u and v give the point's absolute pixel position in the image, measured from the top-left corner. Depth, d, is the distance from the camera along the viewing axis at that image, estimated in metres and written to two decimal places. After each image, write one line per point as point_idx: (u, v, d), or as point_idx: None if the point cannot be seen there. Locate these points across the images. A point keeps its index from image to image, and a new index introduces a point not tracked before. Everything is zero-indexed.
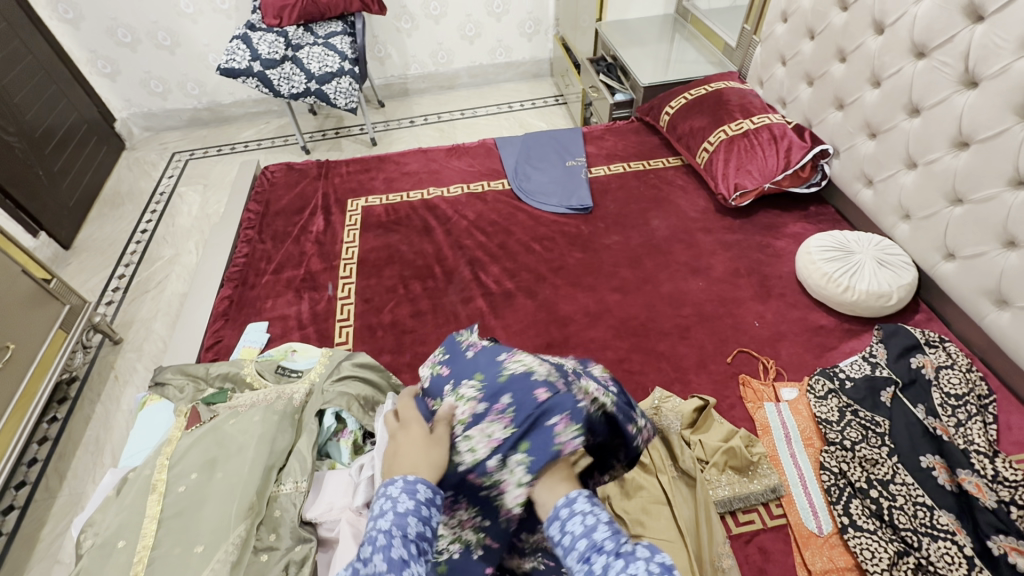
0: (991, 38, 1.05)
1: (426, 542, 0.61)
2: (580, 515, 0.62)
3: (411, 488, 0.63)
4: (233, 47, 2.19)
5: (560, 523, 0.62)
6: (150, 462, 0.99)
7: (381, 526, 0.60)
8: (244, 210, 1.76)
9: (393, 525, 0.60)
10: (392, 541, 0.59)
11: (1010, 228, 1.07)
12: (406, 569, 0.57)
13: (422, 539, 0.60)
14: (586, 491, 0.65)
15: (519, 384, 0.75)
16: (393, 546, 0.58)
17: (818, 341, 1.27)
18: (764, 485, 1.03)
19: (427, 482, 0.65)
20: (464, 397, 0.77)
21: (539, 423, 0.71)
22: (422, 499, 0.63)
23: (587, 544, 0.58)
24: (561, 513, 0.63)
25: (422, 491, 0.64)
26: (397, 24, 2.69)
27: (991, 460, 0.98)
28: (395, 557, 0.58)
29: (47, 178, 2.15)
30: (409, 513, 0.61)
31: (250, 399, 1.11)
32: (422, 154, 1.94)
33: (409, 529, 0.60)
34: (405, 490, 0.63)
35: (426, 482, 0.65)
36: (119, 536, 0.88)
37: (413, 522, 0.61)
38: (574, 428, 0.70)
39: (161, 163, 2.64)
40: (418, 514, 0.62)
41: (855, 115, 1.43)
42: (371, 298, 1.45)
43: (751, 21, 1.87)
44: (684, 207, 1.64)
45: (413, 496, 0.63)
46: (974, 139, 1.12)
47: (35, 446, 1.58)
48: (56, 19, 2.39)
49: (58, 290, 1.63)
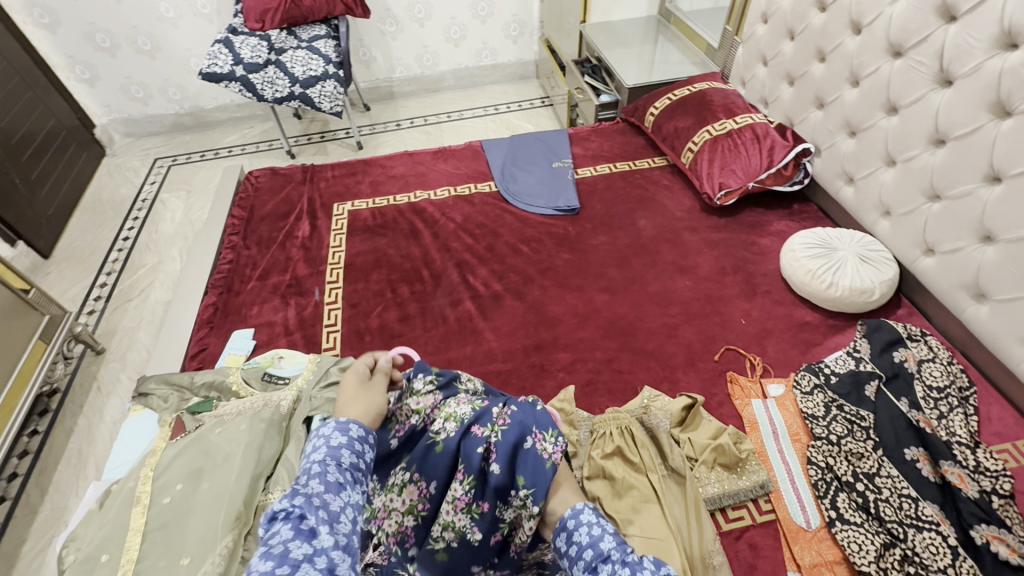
0: (964, 38, 1.07)
1: (358, 472, 0.66)
2: (587, 526, 0.69)
3: (344, 427, 0.70)
4: (215, 51, 2.17)
5: (569, 535, 0.69)
6: (134, 473, 0.98)
7: (315, 457, 0.64)
8: (229, 216, 1.74)
9: (327, 456, 0.65)
10: (327, 468, 0.63)
11: (986, 223, 1.09)
12: (343, 490, 0.61)
13: (355, 468, 0.66)
14: (591, 505, 0.73)
15: (471, 436, 0.82)
16: (328, 472, 0.62)
17: (803, 337, 1.29)
18: (752, 481, 1.04)
19: (359, 423, 0.73)
20: (396, 487, 0.85)
21: (520, 449, 0.79)
22: (355, 436, 0.70)
23: (594, 554, 0.65)
24: (569, 524, 0.70)
25: (355, 429, 0.71)
26: (381, 27, 2.68)
27: (973, 451, 1.00)
28: (332, 480, 0.61)
29: (24, 186, 2.11)
30: (342, 446, 0.67)
31: (236, 408, 1.10)
32: (408, 157, 1.93)
33: (343, 458, 0.65)
34: (338, 430, 0.69)
35: (358, 424, 0.73)
36: (102, 550, 0.86)
37: (347, 453, 0.67)
38: (550, 435, 0.80)
39: (142, 170, 2.60)
40: (350, 448, 0.68)
41: (835, 114, 1.46)
42: (359, 303, 1.44)
43: (733, 22, 1.89)
44: (671, 207, 1.65)
45: (346, 434, 0.69)
46: (950, 136, 1.14)
47: (15, 461, 1.54)
48: (32, 24, 2.35)
49: (37, 300, 1.60)
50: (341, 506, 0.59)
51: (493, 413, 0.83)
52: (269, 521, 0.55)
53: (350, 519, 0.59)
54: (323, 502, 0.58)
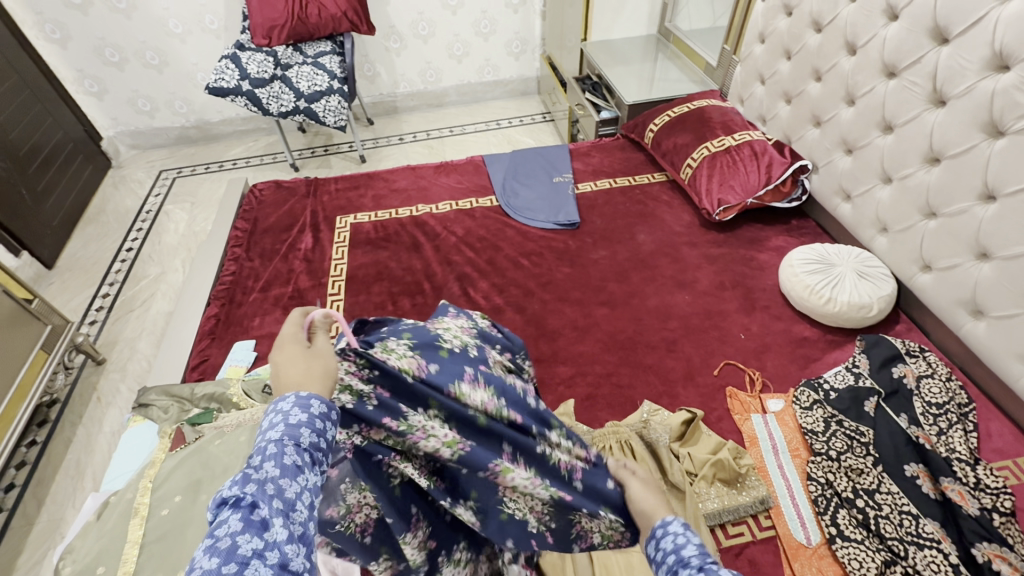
0: (956, 60, 1.10)
1: (322, 454, 0.53)
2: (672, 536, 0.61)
3: (304, 402, 0.54)
4: (222, 67, 2.22)
5: (654, 542, 0.63)
6: (133, 485, 0.99)
7: (271, 437, 0.51)
8: (232, 227, 1.75)
9: (284, 435, 0.51)
10: (283, 448, 0.50)
11: (982, 240, 1.10)
12: (301, 476, 0.50)
13: (317, 449, 0.53)
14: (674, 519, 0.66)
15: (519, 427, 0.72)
16: (285, 453, 0.50)
17: (802, 352, 1.29)
18: (752, 497, 1.04)
19: (322, 397, 0.56)
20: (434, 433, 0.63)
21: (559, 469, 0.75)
22: (319, 412, 0.54)
23: (675, 558, 0.58)
24: (656, 533, 0.64)
25: (317, 405, 0.54)
26: (386, 44, 2.73)
27: (973, 467, 1.00)
28: (289, 463, 0.49)
29: (30, 197, 2.14)
30: (303, 424, 0.52)
31: (236, 419, 1.10)
32: (411, 171, 1.96)
33: (303, 438, 0.52)
34: (298, 405, 0.54)
35: (320, 398, 0.56)
36: (99, 562, 0.87)
37: (308, 432, 0.53)
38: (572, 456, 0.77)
39: (147, 181, 2.63)
40: (311, 426, 0.53)
41: (831, 132, 1.48)
42: (360, 315, 1.45)
43: (730, 41, 1.93)
44: (670, 222, 1.66)
45: (307, 410, 0.54)
46: (945, 154, 1.16)
47: (13, 471, 1.54)
48: (44, 39, 2.40)
49: (40, 310, 1.61)
50: (298, 492, 0.49)
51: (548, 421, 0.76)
52: (217, 507, 0.46)
53: (308, 505, 0.50)
54: (278, 489, 0.48)
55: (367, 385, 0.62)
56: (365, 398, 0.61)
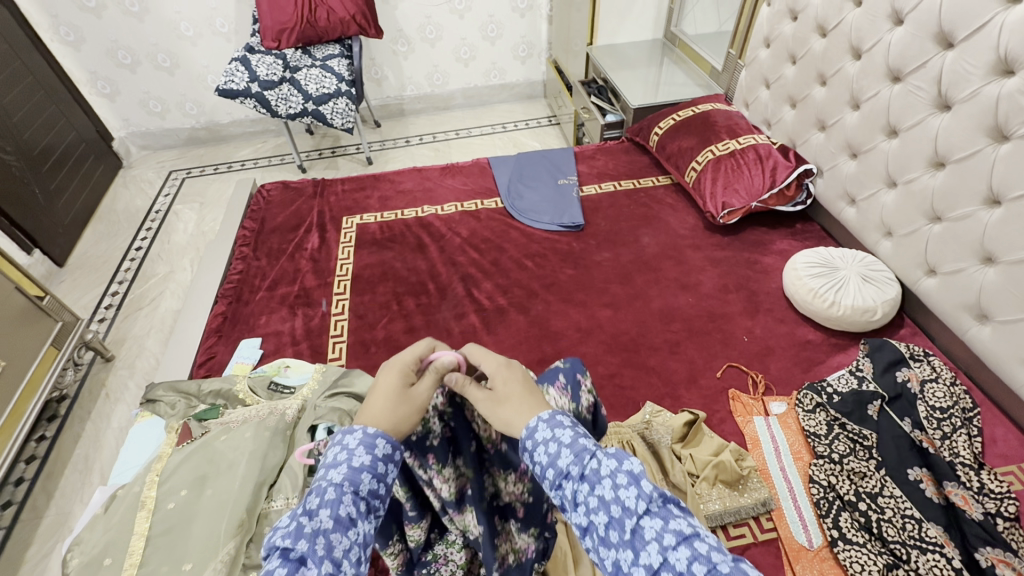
0: (961, 65, 1.10)
1: (377, 500, 0.57)
2: (545, 445, 0.58)
3: (369, 441, 0.59)
4: (232, 69, 2.25)
5: (529, 456, 0.59)
6: (139, 478, 1.00)
7: (333, 479, 0.55)
8: (240, 227, 1.77)
9: (346, 480, 0.55)
10: (342, 496, 0.54)
11: (987, 245, 1.10)
12: (353, 529, 0.53)
13: (374, 497, 0.57)
14: (546, 416, 0.61)
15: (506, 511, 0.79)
16: (342, 502, 0.54)
17: (806, 355, 1.29)
18: (754, 499, 1.03)
19: (388, 438, 0.60)
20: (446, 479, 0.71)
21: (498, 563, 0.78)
22: (380, 456, 0.58)
23: (555, 473, 0.57)
24: (527, 445, 0.60)
25: (382, 447, 0.59)
26: (393, 47, 2.75)
27: (977, 472, 1.00)
28: (344, 515, 0.53)
29: (43, 196, 2.17)
30: (364, 469, 0.56)
31: (242, 416, 1.11)
32: (417, 173, 1.97)
33: (362, 485, 0.56)
34: (363, 443, 0.59)
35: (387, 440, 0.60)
36: (106, 554, 0.89)
37: (367, 479, 0.56)
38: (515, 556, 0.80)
39: (157, 181, 2.66)
40: (372, 472, 0.57)
41: (837, 136, 1.48)
42: (365, 314, 1.46)
43: (736, 46, 1.94)
44: (674, 225, 1.67)
45: (370, 452, 0.58)
46: (950, 159, 1.16)
47: (23, 465, 1.56)
48: (58, 41, 2.45)
49: (51, 307, 1.64)
50: (346, 549, 0.52)
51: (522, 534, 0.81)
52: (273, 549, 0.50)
53: (354, 562, 0.52)
54: (328, 546, 0.50)
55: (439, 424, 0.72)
56: (431, 434, 0.70)
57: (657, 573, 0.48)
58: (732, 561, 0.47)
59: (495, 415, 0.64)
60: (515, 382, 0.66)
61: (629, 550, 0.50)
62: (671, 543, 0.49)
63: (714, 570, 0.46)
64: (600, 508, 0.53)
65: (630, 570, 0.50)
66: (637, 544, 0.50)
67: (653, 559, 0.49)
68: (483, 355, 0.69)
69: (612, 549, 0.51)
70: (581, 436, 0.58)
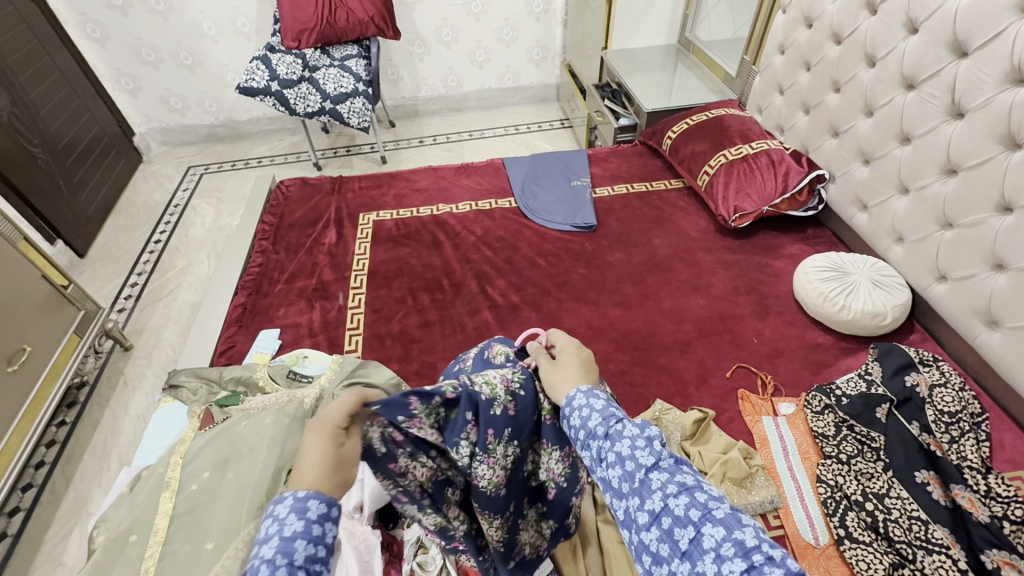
0: (975, 73, 1.11)
1: (317, 565, 0.52)
2: (579, 409, 0.64)
3: (301, 506, 0.55)
4: (253, 68, 2.31)
5: (564, 419, 0.65)
6: (164, 460, 1.04)
7: (265, 554, 0.51)
8: (259, 222, 1.81)
9: (278, 552, 0.51)
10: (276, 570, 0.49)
11: (998, 251, 1.11)
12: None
13: (313, 562, 0.52)
14: (585, 387, 0.66)
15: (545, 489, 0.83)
16: None
17: (815, 358, 1.31)
18: (762, 497, 1.05)
19: (320, 497, 0.56)
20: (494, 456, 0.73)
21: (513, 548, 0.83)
22: (314, 518, 0.54)
23: (583, 432, 0.61)
24: (564, 411, 0.65)
25: (315, 508, 0.55)
26: (410, 49, 2.80)
27: (984, 476, 1.01)
28: None
29: (67, 188, 2.22)
30: (297, 536, 0.52)
31: (262, 402, 1.14)
32: (432, 172, 2.01)
33: (297, 554, 0.51)
34: (295, 509, 0.54)
35: (320, 498, 0.56)
36: (132, 531, 0.92)
37: (303, 545, 0.52)
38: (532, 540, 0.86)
39: (176, 177, 2.72)
40: (308, 537, 0.53)
41: (850, 142, 1.49)
42: (380, 308, 1.49)
43: (750, 52, 1.96)
44: (686, 227, 1.69)
45: (303, 516, 0.54)
46: (962, 166, 1.17)
47: (43, 449, 1.60)
48: (85, 38, 2.52)
49: (74, 296, 1.68)
50: None
51: (546, 516, 0.86)
52: None
53: None
54: None
55: (505, 395, 0.75)
56: (495, 402, 0.73)
57: (659, 517, 0.53)
58: (728, 510, 0.51)
59: (548, 378, 0.72)
60: (575, 357, 0.73)
61: (637, 497, 0.55)
62: (673, 492, 0.53)
63: (709, 515, 0.51)
64: (617, 463, 0.57)
65: (636, 515, 0.54)
66: (644, 492, 0.55)
67: (656, 505, 0.53)
68: (557, 333, 0.79)
69: (623, 499, 0.56)
70: (611, 404, 0.64)
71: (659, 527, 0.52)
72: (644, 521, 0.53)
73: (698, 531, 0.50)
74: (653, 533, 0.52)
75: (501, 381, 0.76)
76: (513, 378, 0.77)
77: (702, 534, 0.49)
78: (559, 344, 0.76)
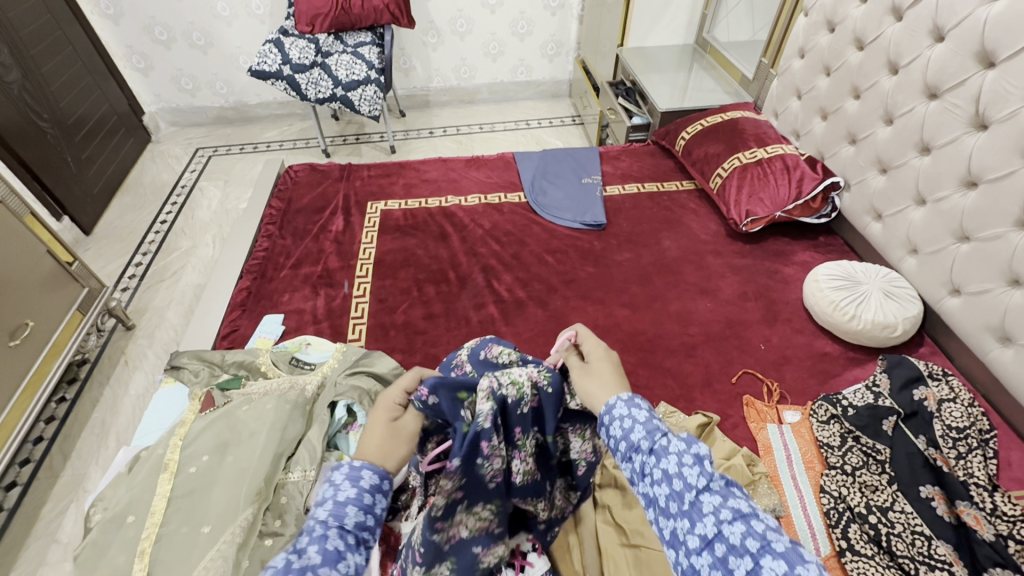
0: (1001, 84, 1.09)
1: (364, 532, 0.59)
2: (620, 419, 0.64)
3: (354, 475, 0.61)
4: (265, 50, 2.28)
5: (604, 429, 0.65)
6: (163, 441, 1.02)
7: (319, 515, 0.58)
8: (267, 206, 1.80)
9: (330, 515, 0.58)
10: (327, 532, 0.56)
11: (1014, 267, 1.09)
12: (342, 561, 0.55)
13: (361, 529, 0.59)
14: (626, 396, 0.67)
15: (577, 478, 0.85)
16: (328, 537, 0.56)
17: (821, 366, 1.29)
18: (764, 505, 1.03)
19: (373, 468, 0.63)
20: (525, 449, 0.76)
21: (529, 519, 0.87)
22: (366, 487, 0.61)
23: (627, 445, 0.62)
24: (604, 420, 0.66)
25: (367, 478, 0.62)
26: (424, 38, 2.77)
27: (990, 493, 0.99)
28: (331, 548, 0.55)
29: (75, 165, 2.21)
30: (349, 502, 0.59)
31: (263, 388, 1.13)
32: (442, 163, 1.99)
33: (347, 519, 0.58)
34: (349, 477, 0.61)
35: (373, 468, 0.63)
36: (129, 512, 0.92)
37: (353, 511, 0.59)
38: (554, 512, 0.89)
39: (184, 157, 2.71)
40: (358, 504, 0.60)
41: (867, 151, 1.48)
42: (385, 298, 1.48)
43: (769, 55, 1.93)
44: (696, 230, 1.67)
45: (356, 484, 0.61)
46: (983, 179, 1.16)
47: (42, 425, 1.60)
48: (97, 14, 2.50)
49: (79, 273, 1.67)
50: None
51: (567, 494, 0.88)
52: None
53: None
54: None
55: (530, 393, 0.74)
56: (523, 401, 0.73)
57: (712, 543, 0.53)
58: (788, 544, 0.51)
59: (581, 386, 0.72)
60: (609, 364, 0.73)
61: (687, 519, 0.55)
62: (728, 519, 0.54)
63: (768, 546, 0.51)
64: (664, 481, 0.58)
65: (685, 538, 0.55)
66: (695, 515, 0.55)
67: (709, 530, 0.54)
68: (588, 333, 0.77)
69: (671, 519, 0.57)
70: (653, 416, 0.64)
71: (712, 554, 0.53)
72: (695, 545, 0.54)
73: (756, 562, 0.50)
74: (704, 559, 0.53)
75: (529, 379, 0.75)
76: (541, 376, 0.75)
77: (761, 567, 0.50)
78: (586, 346, 0.75)
